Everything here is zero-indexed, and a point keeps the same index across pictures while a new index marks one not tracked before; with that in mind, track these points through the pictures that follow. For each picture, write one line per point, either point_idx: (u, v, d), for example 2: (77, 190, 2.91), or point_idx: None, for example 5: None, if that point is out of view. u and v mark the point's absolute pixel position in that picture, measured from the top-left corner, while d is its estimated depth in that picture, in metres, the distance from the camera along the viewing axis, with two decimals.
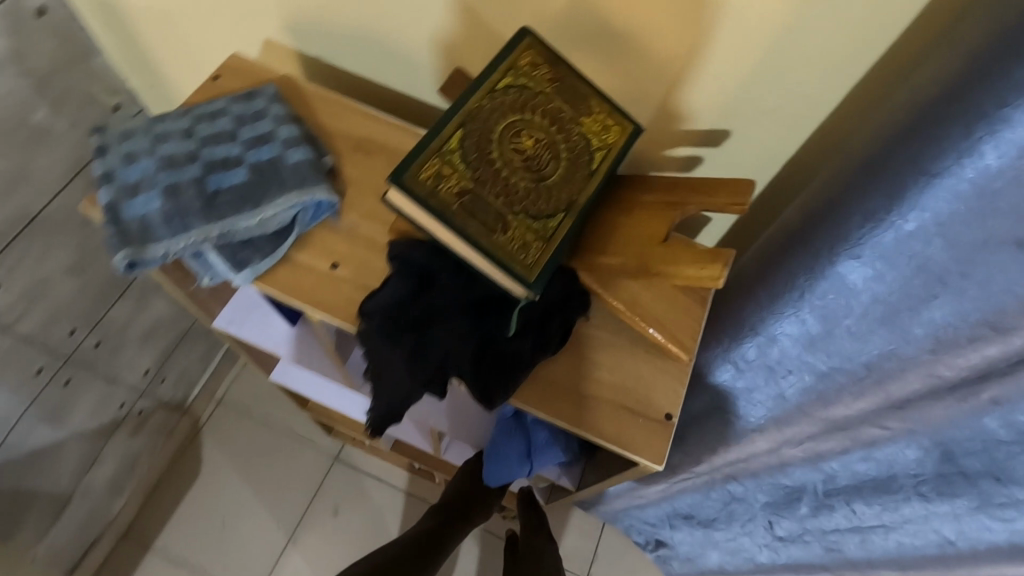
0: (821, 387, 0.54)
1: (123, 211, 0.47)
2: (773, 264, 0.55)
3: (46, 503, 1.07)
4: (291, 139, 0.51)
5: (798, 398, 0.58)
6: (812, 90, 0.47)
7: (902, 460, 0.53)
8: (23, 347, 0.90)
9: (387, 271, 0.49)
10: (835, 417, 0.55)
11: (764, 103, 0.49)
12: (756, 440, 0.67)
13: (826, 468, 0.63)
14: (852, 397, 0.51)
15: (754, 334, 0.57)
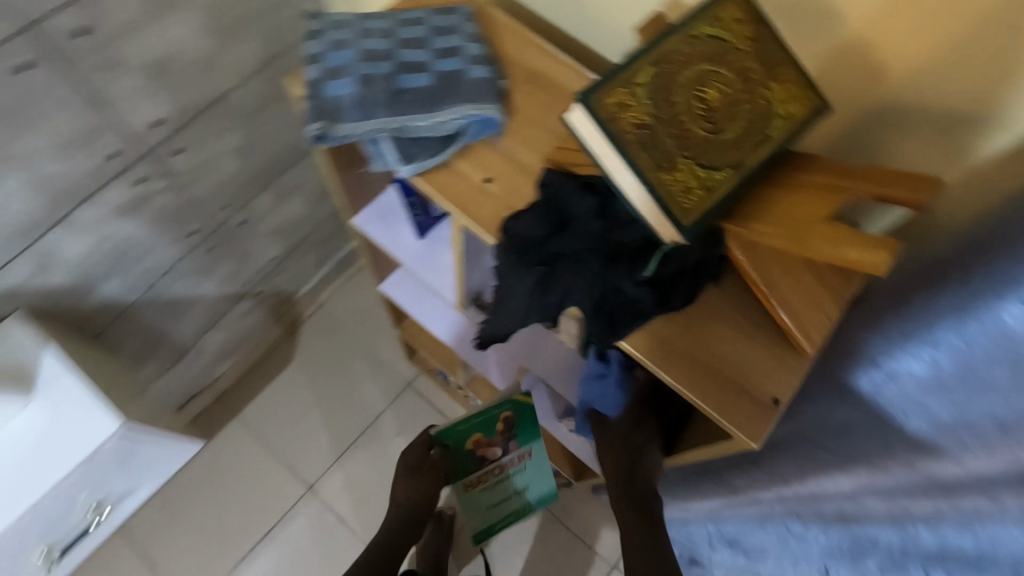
0: (938, 438, 0.50)
1: (322, 88, 0.53)
2: (910, 288, 0.54)
3: (172, 346, 1.25)
4: (475, 58, 0.55)
5: (905, 443, 0.53)
6: (970, 103, 0.47)
7: (1006, 551, 0.43)
8: (186, 209, 1.06)
9: (533, 195, 0.52)
10: (940, 474, 0.49)
11: (920, 106, 0.50)
12: (838, 477, 0.60)
13: (904, 546, 0.53)
14: (971, 458, 0.46)
15: (874, 367, 0.57)
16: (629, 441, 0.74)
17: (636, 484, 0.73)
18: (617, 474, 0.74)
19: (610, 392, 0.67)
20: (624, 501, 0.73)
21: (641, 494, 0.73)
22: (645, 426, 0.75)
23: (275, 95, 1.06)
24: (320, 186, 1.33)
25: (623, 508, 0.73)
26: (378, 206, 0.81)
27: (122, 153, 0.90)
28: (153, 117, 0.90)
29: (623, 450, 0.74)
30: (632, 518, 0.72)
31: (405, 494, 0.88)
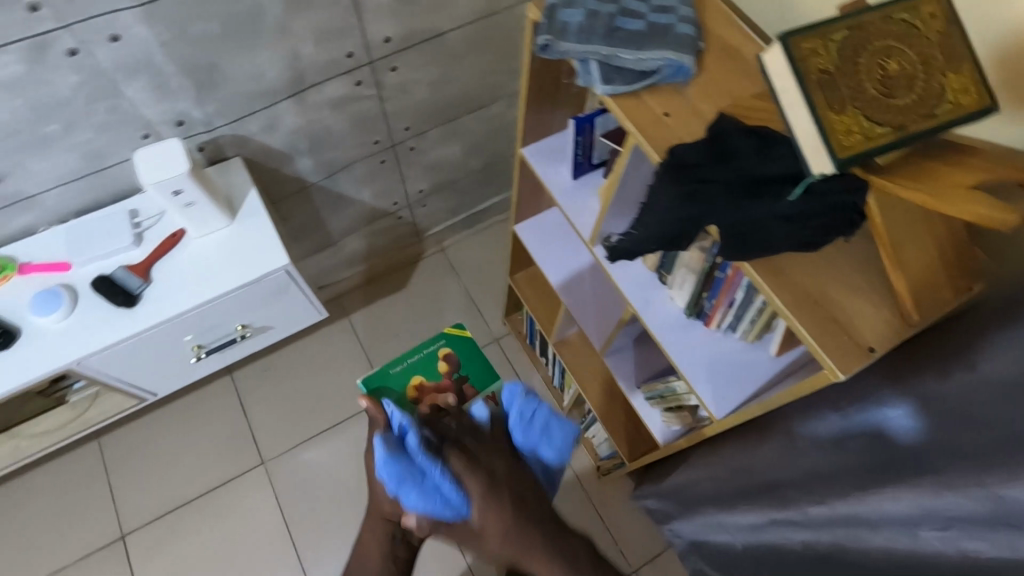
0: (1004, 456, 0.50)
1: (557, 13, 0.65)
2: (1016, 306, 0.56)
3: (323, 234, 1.47)
4: (684, 18, 0.65)
5: (969, 460, 0.53)
6: None
7: None
8: (379, 119, 1.26)
9: (702, 133, 0.61)
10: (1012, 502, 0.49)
11: None
12: (894, 497, 0.59)
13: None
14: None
15: (950, 378, 0.59)
16: (503, 513, 0.72)
17: (526, 518, 0.73)
18: (502, 535, 0.71)
19: (447, 493, 0.72)
20: (527, 552, 0.72)
21: (531, 510, 0.74)
22: (502, 489, 0.73)
23: (477, 45, 1.23)
24: (480, 140, 1.50)
25: (526, 553, 0.72)
26: (543, 146, 0.94)
27: (355, 56, 1.09)
28: (387, 34, 1.09)
29: (490, 523, 0.72)
30: (533, 542, 0.72)
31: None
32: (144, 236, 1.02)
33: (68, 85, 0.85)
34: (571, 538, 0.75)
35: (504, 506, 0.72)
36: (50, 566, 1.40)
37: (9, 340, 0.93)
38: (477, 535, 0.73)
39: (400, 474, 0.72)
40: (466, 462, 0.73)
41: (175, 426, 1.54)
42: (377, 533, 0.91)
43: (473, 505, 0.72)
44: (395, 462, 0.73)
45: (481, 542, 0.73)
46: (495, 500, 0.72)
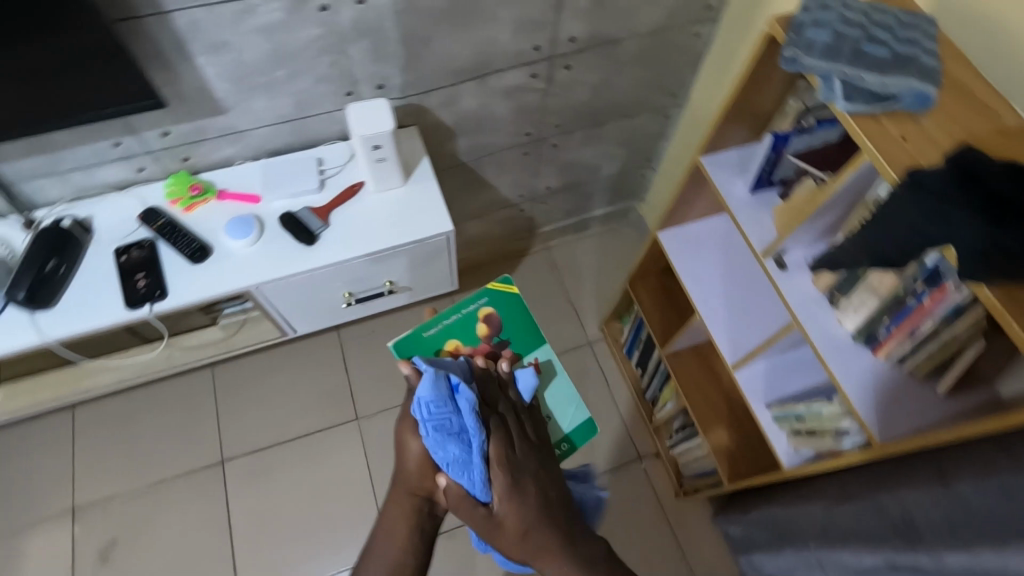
0: None
1: (803, 31, 0.70)
2: None
3: (452, 212, 1.54)
4: (928, 52, 0.69)
5: None
6: None
7: None
8: (537, 112, 1.31)
9: (939, 160, 0.64)
10: None
11: None
12: None
13: None
14: None
15: None
16: (527, 506, 0.73)
17: (551, 506, 0.74)
18: (522, 523, 0.72)
19: (472, 476, 0.73)
20: (532, 550, 0.72)
21: (560, 514, 0.75)
22: (535, 461, 0.77)
23: (645, 57, 1.28)
24: (615, 148, 1.54)
25: (529, 539, 0.72)
26: (721, 158, 0.99)
27: (539, 49, 1.15)
28: (572, 34, 1.15)
29: (513, 514, 0.72)
30: (550, 548, 0.72)
31: (418, 448, 0.79)
32: (326, 182, 1.11)
33: (308, 37, 0.95)
34: (582, 523, 0.76)
35: (527, 502, 0.73)
36: (154, 475, 1.49)
37: (204, 255, 1.04)
38: (490, 518, 0.73)
39: (445, 397, 0.73)
40: (501, 433, 0.75)
41: (281, 369, 1.62)
42: (404, 511, 0.79)
43: (495, 490, 0.73)
44: (443, 403, 0.73)
45: (497, 536, 0.73)
46: (516, 498, 0.73)
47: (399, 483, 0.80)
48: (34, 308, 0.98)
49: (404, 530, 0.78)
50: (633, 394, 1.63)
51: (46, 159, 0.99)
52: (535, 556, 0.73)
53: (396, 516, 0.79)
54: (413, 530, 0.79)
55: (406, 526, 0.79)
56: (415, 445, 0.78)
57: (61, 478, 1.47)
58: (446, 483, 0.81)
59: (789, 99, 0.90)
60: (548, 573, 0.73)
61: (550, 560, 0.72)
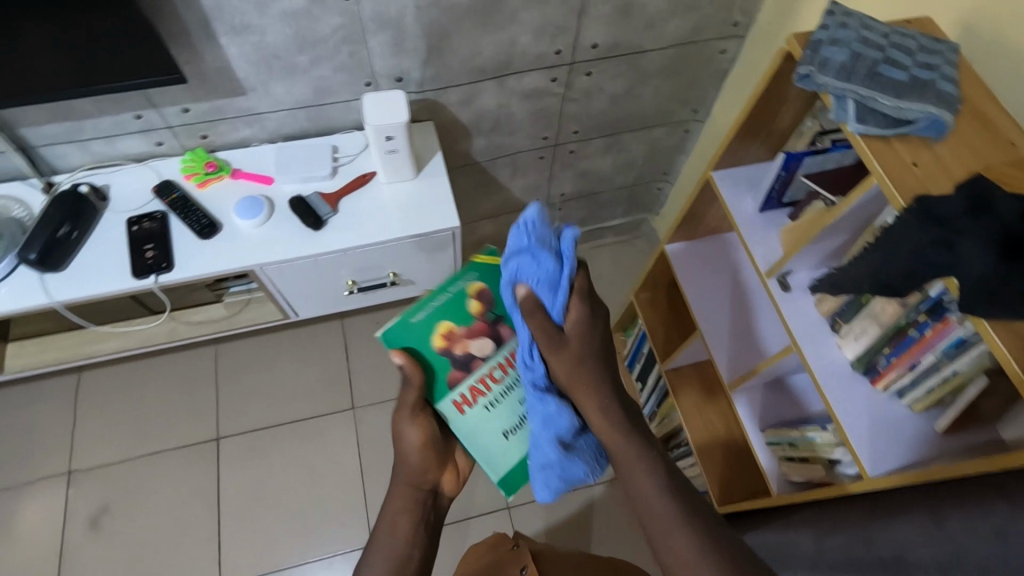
0: None
1: (819, 48, 0.69)
2: None
3: (465, 210, 1.54)
4: (948, 79, 0.67)
5: None
6: None
7: None
8: (554, 117, 1.31)
9: (949, 189, 0.62)
10: None
11: None
12: None
13: None
14: None
15: None
16: (591, 346, 0.65)
17: (597, 361, 0.65)
18: (585, 358, 0.65)
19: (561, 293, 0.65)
20: (581, 385, 0.64)
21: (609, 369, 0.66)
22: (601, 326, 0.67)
23: (668, 69, 1.27)
24: (632, 159, 1.54)
25: (586, 381, 0.64)
26: (733, 174, 0.98)
27: (560, 54, 1.15)
28: (593, 41, 1.15)
29: (566, 363, 0.64)
30: (599, 388, 0.64)
31: (419, 438, 0.72)
32: (338, 170, 1.13)
33: (330, 26, 0.96)
34: (634, 407, 0.67)
35: (597, 342, 0.66)
36: (150, 447, 1.50)
37: (212, 232, 1.05)
38: (558, 344, 0.64)
39: (542, 233, 0.66)
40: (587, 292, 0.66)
41: (283, 353, 1.64)
42: (408, 505, 0.72)
43: (569, 316, 0.65)
44: (541, 231, 0.66)
45: (556, 356, 0.64)
46: (588, 327, 0.66)
47: (399, 478, 0.73)
48: (42, 271, 1.00)
49: (406, 522, 0.71)
50: (631, 408, 1.61)
51: (69, 127, 1.02)
52: (609, 445, 0.64)
53: (398, 508, 0.72)
54: (418, 523, 0.71)
55: (408, 516, 0.71)
56: (417, 435, 0.72)
57: (61, 442, 1.50)
58: (449, 470, 0.76)
59: (806, 120, 0.89)
60: (619, 468, 0.64)
61: (618, 449, 0.64)
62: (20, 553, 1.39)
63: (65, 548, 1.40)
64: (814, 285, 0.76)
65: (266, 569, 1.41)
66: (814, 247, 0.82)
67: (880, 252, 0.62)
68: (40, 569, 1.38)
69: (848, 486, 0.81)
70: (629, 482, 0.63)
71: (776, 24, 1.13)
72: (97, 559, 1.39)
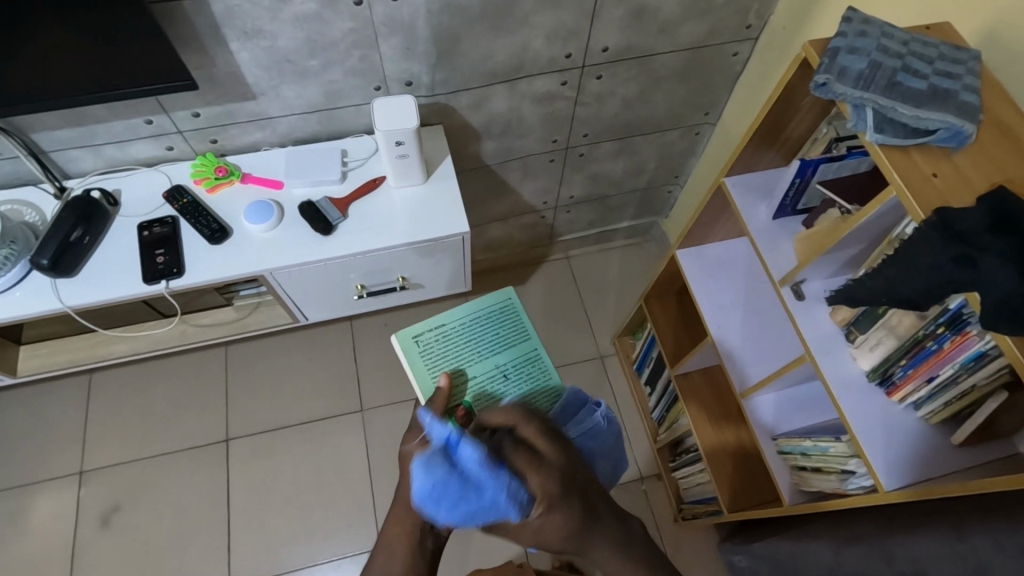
0: None
1: (837, 56, 0.68)
2: None
3: (474, 213, 1.54)
4: (969, 87, 0.66)
5: None
6: None
7: None
8: (564, 121, 1.30)
9: (970, 201, 0.61)
10: None
11: None
12: None
13: None
14: None
15: None
16: (572, 516, 0.65)
17: (586, 526, 0.66)
18: (578, 524, 0.65)
19: (512, 505, 0.63)
20: (584, 544, 0.66)
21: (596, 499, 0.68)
22: (575, 494, 0.66)
23: (680, 72, 1.25)
24: (643, 162, 1.52)
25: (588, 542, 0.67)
26: (745, 180, 0.97)
27: (571, 57, 1.14)
28: (605, 45, 1.14)
29: (554, 543, 0.65)
30: (596, 540, 0.67)
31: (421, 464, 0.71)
32: (349, 174, 1.13)
33: (342, 30, 0.96)
34: (627, 521, 0.71)
35: (573, 510, 0.65)
36: (161, 447, 1.51)
37: (223, 236, 1.05)
38: (539, 528, 0.64)
39: (450, 486, 0.62)
40: (530, 461, 0.65)
41: (293, 353, 1.64)
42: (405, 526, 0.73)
43: (536, 509, 0.64)
44: (445, 473, 0.62)
45: (546, 542, 0.65)
46: (562, 504, 0.65)
47: (401, 501, 0.74)
48: (55, 276, 1.01)
49: (401, 553, 0.72)
50: (640, 413, 1.60)
51: (80, 132, 1.03)
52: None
53: (395, 535, 0.73)
54: (412, 553, 0.72)
55: (405, 544, 0.72)
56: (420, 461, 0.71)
57: (73, 440, 1.51)
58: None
59: (820, 126, 0.88)
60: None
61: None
62: (33, 550, 1.40)
63: (77, 545, 1.41)
64: (829, 296, 0.75)
65: (275, 569, 1.41)
66: (830, 258, 0.81)
67: (898, 267, 0.62)
68: (53, 566, 1.39)
69: (861, 497, 0.80)
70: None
71: (790, 27, 1.12)
72: (108, 557, 1.41)
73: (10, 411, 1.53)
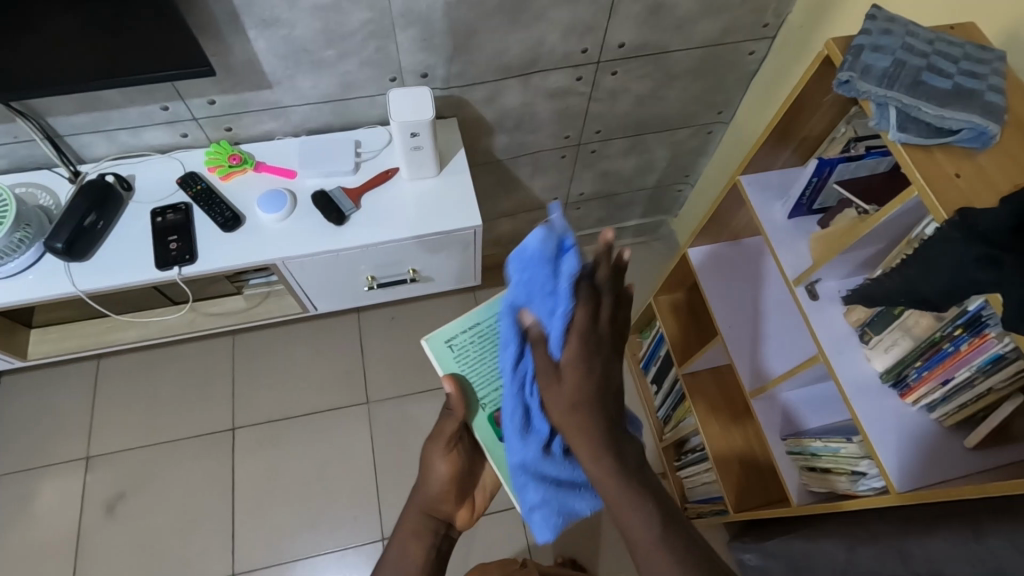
0: None
1: (861, 54, 0.68)
2: None
3: (484, 207, 1.53)
4: (994, 88, 0.65)
5: None
6: None
7: None
8: (578, 117, 1.30)
9: (992, 202, 0.61)
10: None
11: None
12: None
13: None
14: None
15: None
16: (589, 378, 0.56)
17: (596, 400, 0.57)
18: (579, 391, 0.56)
19: (557, 326, 0.56)
20: (571, 424, 0.57)
21: (612, 405, 0.58)
22: (598, 362, 0.57)
23: (694, 70, 1.25)
24: (654, 160, 1.52)
25: (578, 421, 0.56)
26: (761, 179, 0.97)
27: (587, 52, 1.14)
28: (621, 41, 1.14)
29: (556, 405, 0.57)
30: (591, 429, 0.57)
31: (447, 471, 0.78)
32: (361, 165, 1.13)
33: (359, 20, 0.96)
34: (630, 444, 0.59)
35: (593, 373, 0.57)
36: (168, 434, 1.52)
37: (236, 224, 1.06)
38: (550, 378, 0.57)
39: (550, 261, 0.55)
40: (585, 317, 0.56)
41: (299, 344, 1.64)
42: (418, 525, 0.78)
43: (564, 356, 0.56)
44: (546, 263, 0.55)
45: (546, 392, 0.57)
46: (585, 364, 0.56)
47: (419, 504, 0.79)
48: (68, 260, 1.01)
49: (417, 552, 0.77)
50: (645, 412, 1.60)
51: (96, 117, 1.03)
52: (602, 487, 0.58)
53: (408, 527, 0.78)
54: (425, 557, 0.77)
55: (419, 546, 0.77)
56: (447, 468, 0.77)
57: (79, 427, 1.51)
58: (464, 508, 0.81)
59: (838, 126, 0.87)
60: (615, 508, 0.58)
61: (613, 490, 0.57)
62: (41, 534, 1.41)
63: (82, 532, 1.42)
64: (846, 296, 0.75)
65: (280, 558, 1.42)
66: (846, 258, 0.80)
67: (919, 267, 0.61)
68: (59, 550, 1.40)
69: (873, 498, 0.80)
70: (622, 524, 0.58)
71: (808, 26, 1.11)
72: (113, 544, 1.41)
73: (17, 396, 1.54)
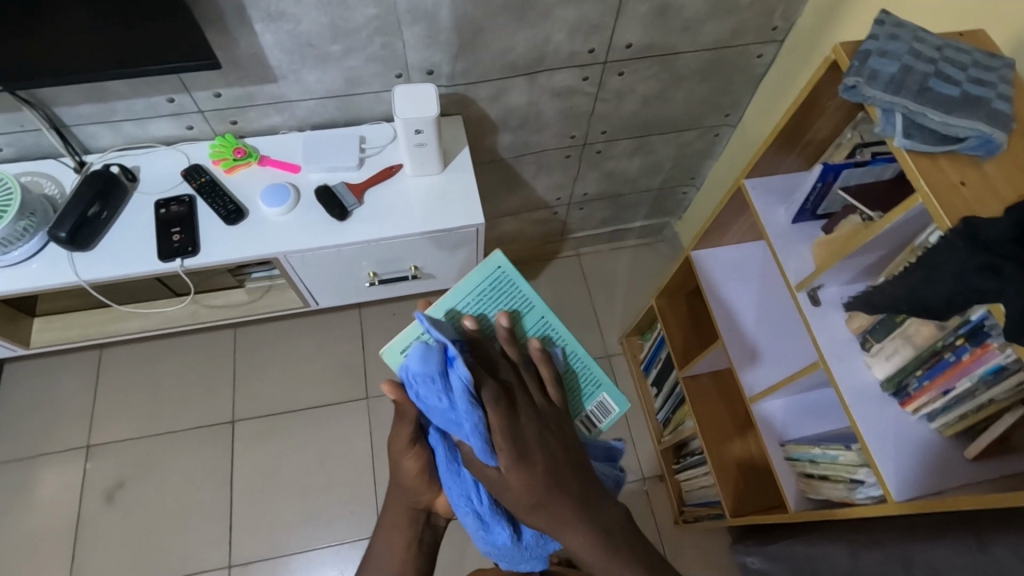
0: None
1: (868, 59, 0.67)
2: None
3: (488, 205, 1.53)
4: (1003, 95, 0.65)
5: None
6: None
7: None
8: (583, 117, 1.30)
9: (998, 211, 0.60)
10: None
11: None
12: None
13: None
14: None
15: None
16: (534, 482, 0.66)
17: (545, 494, 0.66)
18: (532, 484, 0.66)
19: (474, 440, 0.66)
20: (540, 512, 0.66)
21: (570, 474, 0.69)
22: (539, 482, 0.66)
23: (702, 72, 1.24)
24: (659, 162, 1.51)
25: (540, 515, 0.67)
26: (766, 183, 0.96)
27: (593, 52, 1.13)
28: (628, 41, 1.13)
29: (513, 501, 0.67)
30: (562, 516, 0.67)
31: (415, 467, 0.77)
32: (365, 161, 1.13)
33: (366, 16, 0.96)
34: (608, 509, 0.70)
35: (535, 479, 0.66)
36: (169, 425, 1.52)
37: (239, 218, 1.06)
38: (499, 488, 0.67)
39: (432, 376, 0.69)
40: (499, 415, 0.67)
41: (300, 338, 1.65)
42: (400, 519, 0.80)
43: (501, 461, 0.66)
44: (433, 379, 0.69)
45: (511, 504, 0.68)
46: (523, 470, 0.66)
47: (395, 496, 0.80)
48: (71, 249, 1.02)
49: (399, 542, 0.79)
50: (645, 414, 1.60)
51: (102, 107, 1.03)
52: (593, 566, 0.68)
53: (390, 523, 0.80)
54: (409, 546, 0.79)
55: (402, 537, 0.79)
56: (413, 465, 0.76)
57: (80, 416, 1.52)
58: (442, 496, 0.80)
59: (845, 131, 0.86)
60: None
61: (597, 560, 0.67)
62: (41, 521, 1.42)
63: (82, 520, 1.43)
64: (849, 301, 0.74)
65: (277, 551, 1.42)
66: (848, 265, 0.80)
67: (922, 274, 0.61)
68: (59, 538, 1.41)
69: (870, 506, 0.80)
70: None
71: (817, 29, 1.10)
72: (111, 533, 1.42)
73: (19, 384, 1.55)
